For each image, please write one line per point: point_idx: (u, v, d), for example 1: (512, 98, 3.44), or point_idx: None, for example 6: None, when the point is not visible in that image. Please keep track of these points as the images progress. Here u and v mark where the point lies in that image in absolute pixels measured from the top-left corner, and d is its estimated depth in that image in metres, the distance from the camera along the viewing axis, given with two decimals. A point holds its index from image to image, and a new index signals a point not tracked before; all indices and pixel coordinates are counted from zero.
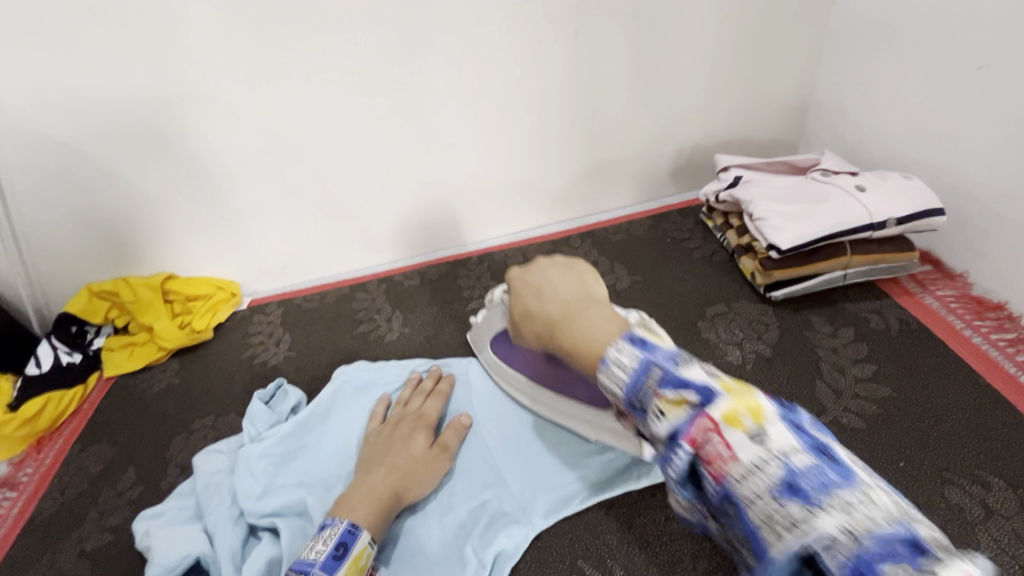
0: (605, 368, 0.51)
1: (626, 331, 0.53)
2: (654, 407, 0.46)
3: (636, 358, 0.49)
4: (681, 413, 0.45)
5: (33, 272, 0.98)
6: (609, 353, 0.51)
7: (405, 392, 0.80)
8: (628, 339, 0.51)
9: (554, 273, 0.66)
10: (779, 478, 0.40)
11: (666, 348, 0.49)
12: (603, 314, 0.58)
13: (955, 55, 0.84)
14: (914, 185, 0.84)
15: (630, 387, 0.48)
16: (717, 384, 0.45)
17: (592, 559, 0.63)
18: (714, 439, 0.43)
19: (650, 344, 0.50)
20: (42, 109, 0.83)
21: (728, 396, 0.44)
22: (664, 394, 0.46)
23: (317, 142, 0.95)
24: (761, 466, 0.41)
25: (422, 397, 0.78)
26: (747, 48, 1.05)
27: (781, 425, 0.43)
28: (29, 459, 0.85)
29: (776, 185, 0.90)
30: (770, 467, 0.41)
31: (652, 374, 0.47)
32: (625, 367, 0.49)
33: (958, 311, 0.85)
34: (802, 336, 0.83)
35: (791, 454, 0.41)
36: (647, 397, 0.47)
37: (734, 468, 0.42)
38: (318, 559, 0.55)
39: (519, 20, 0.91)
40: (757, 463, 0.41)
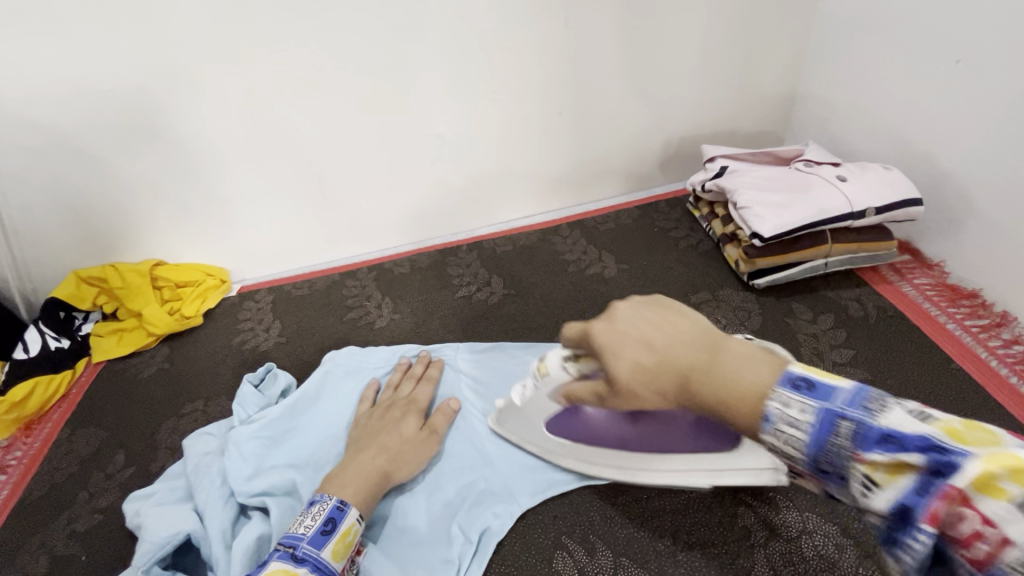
0: (769, 428, 0.48)
1: (786, 371, 0.49)
2: (858, 473, 0.45)
3: (811, 411, 0.47)
4: (902, 480, 0.42)
5: (20, 257, 0.97)
6: (772, 410, 0.48)
7: (395, 376, 0.81)
8: (789, 382, 0.48)
9: (644, 311, 0.54)
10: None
11: (845, 391, 0.47)
12: (742, 350, 0.52)
13: (935, 48, 0.86)
14: (894, 175, 0.86)
15: (814, 447, 0.46)
16: (936, 433, 0.42)
17: (576, 535, 0.64)
18: (969, 516, 0.40)
19: (821, 389, 0.47)
20: (28, 91, 0.82)
21: (969, 452, 0.40)
22: (869, 456, 0.44)
23: (307, 129, 0.95)
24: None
25: (413, 382, 0.79)
26: (734, 41, 1.06)
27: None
28: (17, 443, 0.85)
29: (761, 175, 0.92)
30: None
31: (843, 431, 0.45)
32: (800, 423, 0.47)
33: (933, 298, 0.87)
34: (784, 323, 0.85)
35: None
36: (843, 459, 0.45)
37: (1009, 552, 0.38)
38: (307, 533, 0.56)
39: (509, 9, 0.92)
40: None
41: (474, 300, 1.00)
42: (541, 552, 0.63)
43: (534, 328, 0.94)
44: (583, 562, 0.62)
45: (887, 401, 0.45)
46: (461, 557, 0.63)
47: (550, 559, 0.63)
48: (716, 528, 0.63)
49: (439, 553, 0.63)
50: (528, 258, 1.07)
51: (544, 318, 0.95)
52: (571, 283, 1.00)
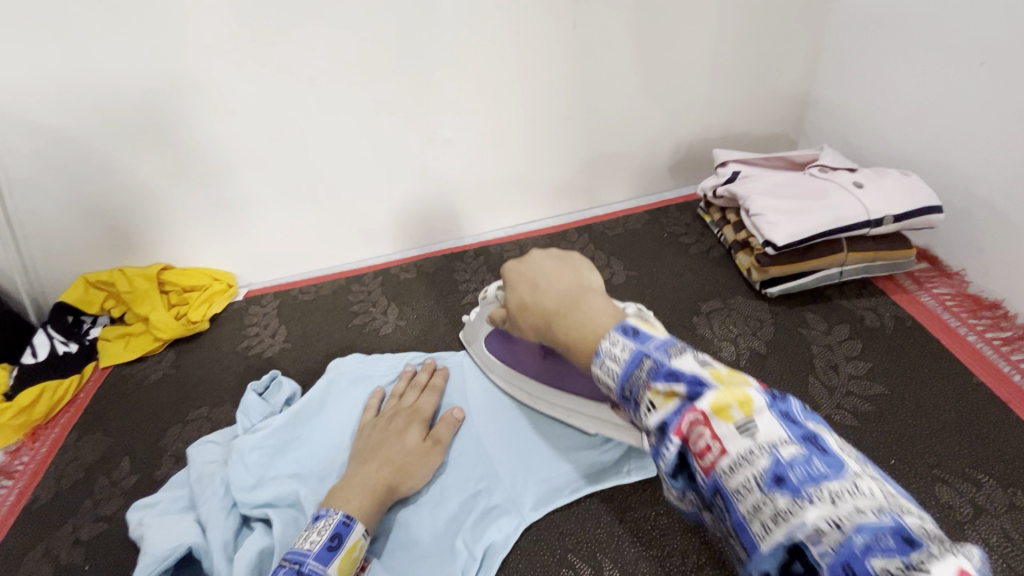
0: (598, 362, 0.47)
1: (622, 321, 0.50)
2: (643, 400, 0.43)
3: (627, 350, 0.46)
4: (670, 404, 0.40)
5: (29, 262, 0.98)
6: (602, 348, 0.48)
7: (400, 385, 0.80)
8: (623, 330, 0.48)
9: (549, 263, 0.65)
10: (766, 471, 0.36)
11: (660, 338, 0.46)
12: (604, 306, 0.55)
13: (956, 50, 0.83)
14: (914, 182, 0.83)
15: (622, 377, 0.45)
16: (707, 373, 0.41)
17: (583, 552, 0.63)
18: (703, 432, 0.39)
19: (643, 335, 0.47)
20: (35, 97, 0.82)
21: (716, 386, 0.40)
22: (654, 385, 0.42)
23: (314, 133, 0.94)
24: (749, 459, 0.36)
25: (417, 391, 0.78)
26: (747, 42, 1.04)
27: (772, 415, 0.38)
28: (24, 448, 0.86)
29: (774, 181, 0.90)
30: (756, 459, 0.36)
31: (643, 365, 0.44)
32: (618, 360, 0.46)
33: (953, 309, 0.85)
34: (797, 333, 0.83)
35: (780, 446, 0.36)
36: (637, 389, 0.43)
37: (723, 461, 0.37)
38: (313, 549, 0.55)
39: (518, 11, 0.90)
40: (744, 455, 0.36)
41: (480, 306, 0.99)
42: (547, 569, 0.62)
43: None
44: None
45: (684, 348, 0.44)
46: (465, 573, 0.62)
47: None
48: (726, 548, 0.62)
49: (443, 569, 0.62)
50: None
51: None
52: None
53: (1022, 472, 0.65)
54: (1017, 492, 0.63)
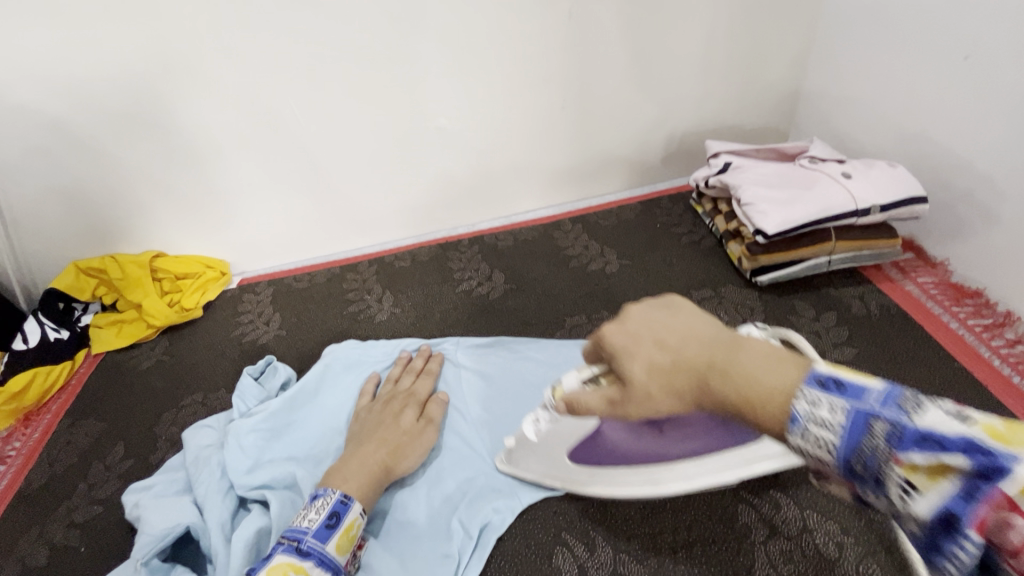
0: (796, 432, 0.36)
1: (810, 369, 0.38)
2: (893, 479, 0.33)
3: (841, 410, 0.35)
4: (944, 485, 0.31)
5: (19, 248, 0.97)
6: (797, 410, 0.36)
7: (395, 370, 0.81)
8: (815, 381, 0.37)
9: (658, 312, 0.47)
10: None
11: (878, 387, 0.35)
12: (766, 350, 0.41)
13: (942, 44, 0.85)
14: (900, 172, 0.85)
15: (843, 450, 0.34)
16: (981, 433, 0.31)
17: (577, 531, 0.64)
18: (1020, 524, 0.29)
19: (852, 388, 0.36)
20: (26, 80, 0.81)
21: (1015, 453, 0.30)
22: (905, 458, 0.32)
23: (309, 121, 0.94)
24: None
25: (412, 376, 0.79)
26: (739, 35, 1.05)
27: None
28: (17, 434, 0.85)
29: (764, 171, 0.91)
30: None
31: (876, 430, 0.34)
32: (831, 424, 0.35)
33: (936, 297, 0.87)
34: (786, 320, 0.85)
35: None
36: (876, 464, 0.33)
37: None
38: (311, 527, 0.56)
39: (513, 1, 0.91)
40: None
41: (475, 294, 0.99)
42: (542, 547, 0.63)
43: (535, 323, 0.93)
44: (583, 558, 0.62)
45: (921, 398, 0.34)
46: (461, 552, 0.63)
47: (550, 554, 0.63)
48: (717, 526, 0.63)
49: (439, 547, 0.63)
50: (530, 253, 1.06)
51: (546, 313, 0.95)
52: (573, 278, 1.00)
53: None
54: None
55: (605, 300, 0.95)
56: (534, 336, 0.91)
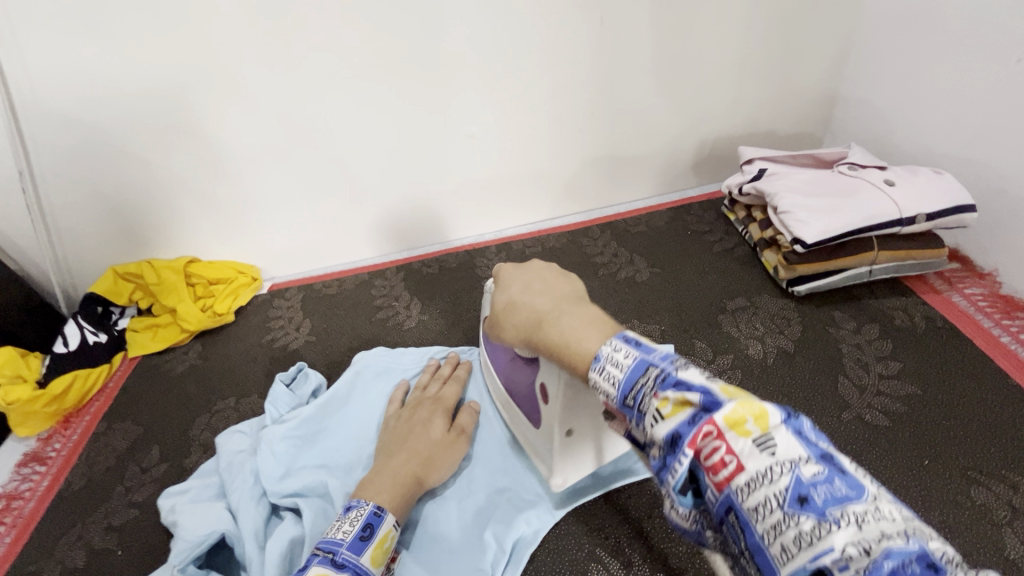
0: (597, 368, 0.41)
1: (620, 333, 0.43)
2: (649, 409, 0.38)
3: (631, 356, 0.40)
4: (680, 415, 0.36)
5: (61, 254, 1.00)
6: (603, 353, 0.42)
7: (422, 377, 0.80)
8: (624, 338, 0.42)
9: (547, 272, 0.56)
10: (788, 489, 0.32)
11: (662, 349, 0.41)
12: (585, 317, 0.47)
13: (991, 49, 0.82)
14: (947, 181, 0.82)
15: (624, 387, 0.40)
16: (716, 385, 0.36)
17: (611, 547, 0.63)
18: (718, 446, 0.34)
19: (646, 344, 0.41)
20: (68, 91, 0.83)
21: (731, 397, 0.35)
22: (663, 394, 0.37)
23: (340, 130, 0.95)
24: (769, 478, 0.32)
25: (439, 383, 0.78)
26: (774, 39, 1.03)
27: (789, 432, 0.34)
28: (56, 435, 0.87)
29: (802, 179, 0.88)
30: (778, 477, 0.32)
31: (649, 373, 0.39)
32: (620, 365, 0.40)
33: (985, 310, 0.83)
34: (826, 332, 0.82)
35: (801, 464, 0.33)
36: (643, 397, 0.38)
37: (739, 477, 0.33)
38: (346, 538, 0.55)
39: (545, 8, 0.90)
40: (762, 474, 0.32)
41: None
42: (576, 563, 0.62)
43: None
44: None
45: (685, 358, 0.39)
46: (494, 566, 0.62)
47: (584, 571, 0.61)
48: None
49: (473, 560, 0.62)
50: (558, 260, 1.06)
51: None
52: (602, 286, 0.98)
53: None
54: None
55: (637, 309, 0.92)
56: None
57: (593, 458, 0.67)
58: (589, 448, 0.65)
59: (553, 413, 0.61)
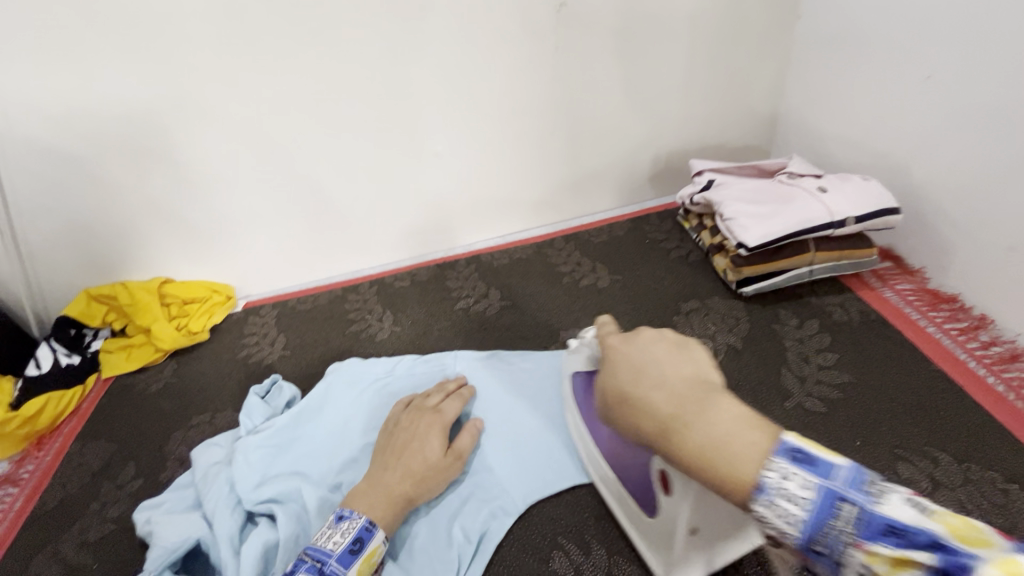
0: (763, 500, 0.41)
1: (781, 440, 0.42)
2: (855, 563, 0.38)
3: (811, 486, 0.40)
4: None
5: (33, 278, 1.01)
6: (767, 481, 0.41)
7: (427, 390, 0.80)
8: (787, 452, 0.42)
9: (662, 347, 0.54)
10: None
11: (846, 471, 0.40)
12: (729, 420, 0.45)
13: (905, 67, 0.91)
14: (873, 186, 0.90)
15: (809, 527, 0.40)
16: (940, 529, 0.36)
17: (572, 535, 0.68)
18: None
19: (821, 463, 0.41)
20: (41, 117, 0.86)
21: (969, 548, 0.34)
22: (870, 546, 0.38)
23: (311, 150, 0.99)
24: None
25: (440, 396, 0.78)
26: (719, 59, 1.11)
27: None
28: (29, 457, 0.88)
29: (746, 188, 0.95)
30: None
31: (843, 513, 0.39)
32: (799, 501, 0.40)
33: (914, 304, 0.91)
34: (771, 328, 0.88)
35: None
36: (838, 544, 0.39)
37: None
38: (335, 550, 0.59)
39: (503, 33, 0.96)
40: None
41: (472, 312, 1.03)
42: (539, 551, 0.66)
43: (530, 338, 0.97)
44: (579, 560, 0.65)
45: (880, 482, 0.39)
46: (462, 558, 0.66)
47: (547, 558, 0.66)
48: None
49: (441, 553, 0.66)
50: (524, 271, 1.10)
51: (541, 329, 0.98)
52: (567, 294, 1.04)
53: (976, 448, 0.70)
54: (971, 466, 0.68)
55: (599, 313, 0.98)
56: (530, 350, 0.95)
57: (704, 566, 0.61)
58: (702, 554, 0.60)
59: (681, 503, 0.56)
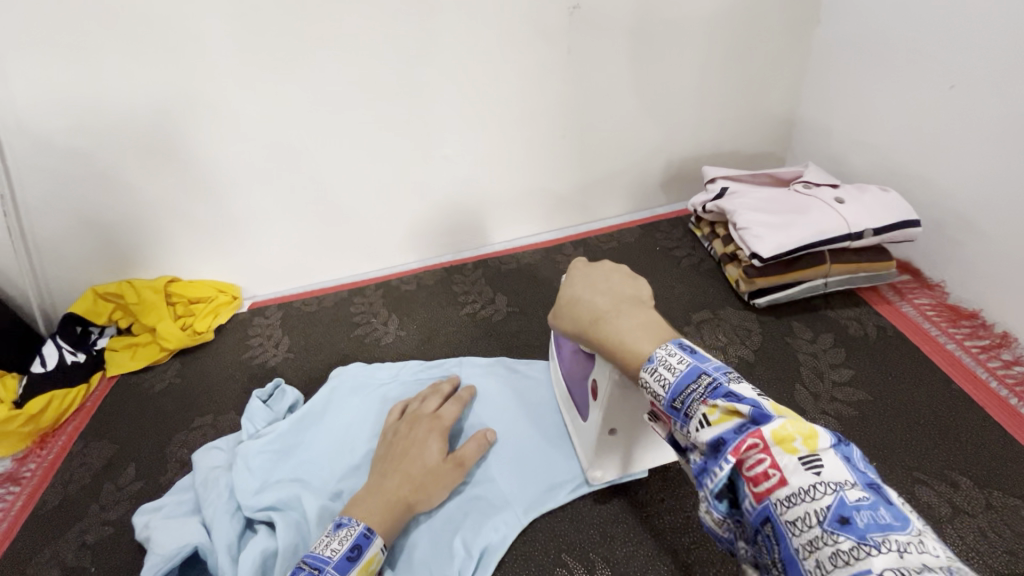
0: (649, 367, 0.46)
1: (676, 339, 0.48)
2: (696, 413, 0.43)
3: (684, 363, 0.45)
4: (728, 423, 0.41)
5: (41, 275, 1.01)
6: (657, 354, 0.47)
7: (421, 394, 0.80)
8: (677, 344, 0.47)
9: (616, 272, 0.60)
10: (830, 508, 0.36)
11: (718, 361, 0.45)
12: (641, 322, 0.51)
13: (929, 75, 0.88)
14: (892, 198, 0.87)
15: (673, 388, 0.44)
16: (768, 404, 0.41)
17: (576, 553, 0.66)
18: (761, 457, 0.39)
19: (700, 353, 0.46)
20: (51, 115, 0.86)
21: (786, 418, 0.40)
22: (712, 401, 0.42)
23: (319, 151, 0.99)
24: (811, 494, 0.36)
25: (437, 402, 0.77)
26: (734, 64, 1.09)
27: (837, 456, 0.38)
28: (32, 455, 0.88)
29: (760, 196, 0.93)
30: (821, 495, 0.36)
31: (701, 380, 0.43)
32: (673, 368, 0.45)
33: (933, 319, 0.88)
34: (784, 342, 0.86)
35: (847, 488, 0.36)
36: (690, 401, 0.43)
37: (780, 489, 0.37)
38: (333, 556, 0.57)
39: (515, 35, 0.95)
40: (808, 490, 0.36)
41: (478, 317, 1.02)
42: (542, 568, 0.65)
43: (536, 346, 0.95)
44: None
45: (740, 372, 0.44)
46: (462, 573, 0.64)
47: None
48: (715, 548, 0.65)
49: (441, 567, 0.65)
50: (532, 276, 1.09)
51: (548, 337, 0.96)
52: None
53: (998, 472, 0.67)
54: (993, 492, 0.65)
55: None
56: (536, 358, 0.93)
57: (619, 469, 0.70)
58: (620, 456, 0.69)
59: (599, 407, 0.64)
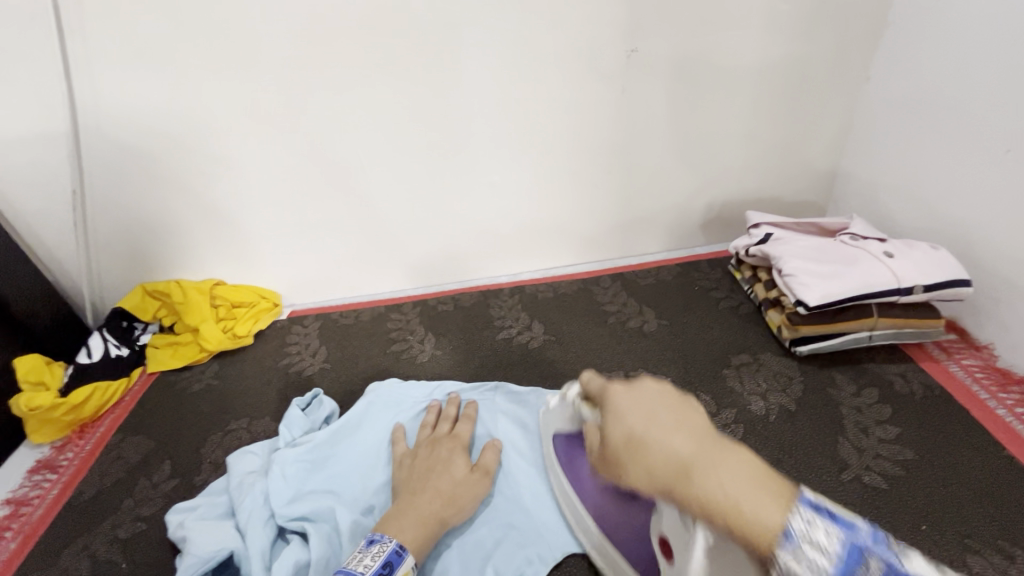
0: (791, 551, 0.34)
1: (801, 495, 0.36)
2: None
3: (837, 539, 0.34)
4: None
5: (95, 268, 1.05)
6: (795, 528, 0.34)
7: (432, 419, 0.81)
8: (809, 503, 0.36)
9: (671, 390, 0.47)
10: None
11: (865, 523, 0.36)
12: (748, 471, 0.37)
13: (982, 137, 0.89)
14: (942, 255, 0.87)
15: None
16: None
17: None
18: None
19: (843, 518, 0.35)
20: (126, 119, 0.90)
21: None
22: None
23: (372, 168, 1.02)
24: None
25: (449, 424, 0.79)
26: (782, 112, 1.10)
27: None
28: (70, 445, 0.89)
29: (806, 245, 0.94)
30: None
31: (871, 565, 0.34)
32: (826, 550, 0.34)
33: (982, 382, 0.86)
34: (827, 393, 0.85)
35: None
36: None
37: None
38: (365, 572, 0.55)
39: (571, 72, 0.98)
40: None
41: (514, 342, 1.02)
42: None
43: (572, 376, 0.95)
44: None
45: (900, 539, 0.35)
46: None
47: None
48: None
49: None
50: (569, 306, 1.10)
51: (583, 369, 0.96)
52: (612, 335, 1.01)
53: None
54: None
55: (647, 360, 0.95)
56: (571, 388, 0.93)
57: None
58: None
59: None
